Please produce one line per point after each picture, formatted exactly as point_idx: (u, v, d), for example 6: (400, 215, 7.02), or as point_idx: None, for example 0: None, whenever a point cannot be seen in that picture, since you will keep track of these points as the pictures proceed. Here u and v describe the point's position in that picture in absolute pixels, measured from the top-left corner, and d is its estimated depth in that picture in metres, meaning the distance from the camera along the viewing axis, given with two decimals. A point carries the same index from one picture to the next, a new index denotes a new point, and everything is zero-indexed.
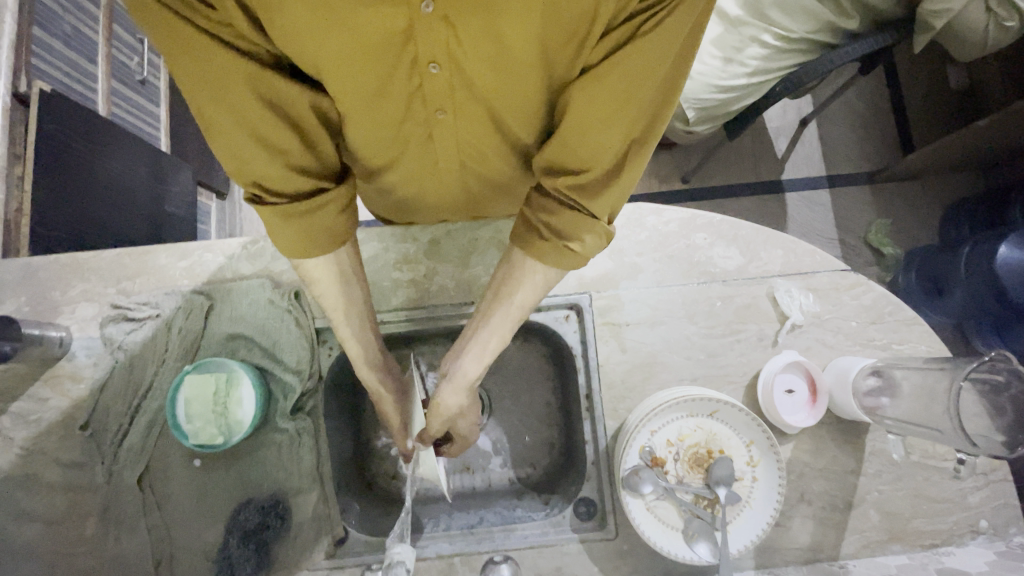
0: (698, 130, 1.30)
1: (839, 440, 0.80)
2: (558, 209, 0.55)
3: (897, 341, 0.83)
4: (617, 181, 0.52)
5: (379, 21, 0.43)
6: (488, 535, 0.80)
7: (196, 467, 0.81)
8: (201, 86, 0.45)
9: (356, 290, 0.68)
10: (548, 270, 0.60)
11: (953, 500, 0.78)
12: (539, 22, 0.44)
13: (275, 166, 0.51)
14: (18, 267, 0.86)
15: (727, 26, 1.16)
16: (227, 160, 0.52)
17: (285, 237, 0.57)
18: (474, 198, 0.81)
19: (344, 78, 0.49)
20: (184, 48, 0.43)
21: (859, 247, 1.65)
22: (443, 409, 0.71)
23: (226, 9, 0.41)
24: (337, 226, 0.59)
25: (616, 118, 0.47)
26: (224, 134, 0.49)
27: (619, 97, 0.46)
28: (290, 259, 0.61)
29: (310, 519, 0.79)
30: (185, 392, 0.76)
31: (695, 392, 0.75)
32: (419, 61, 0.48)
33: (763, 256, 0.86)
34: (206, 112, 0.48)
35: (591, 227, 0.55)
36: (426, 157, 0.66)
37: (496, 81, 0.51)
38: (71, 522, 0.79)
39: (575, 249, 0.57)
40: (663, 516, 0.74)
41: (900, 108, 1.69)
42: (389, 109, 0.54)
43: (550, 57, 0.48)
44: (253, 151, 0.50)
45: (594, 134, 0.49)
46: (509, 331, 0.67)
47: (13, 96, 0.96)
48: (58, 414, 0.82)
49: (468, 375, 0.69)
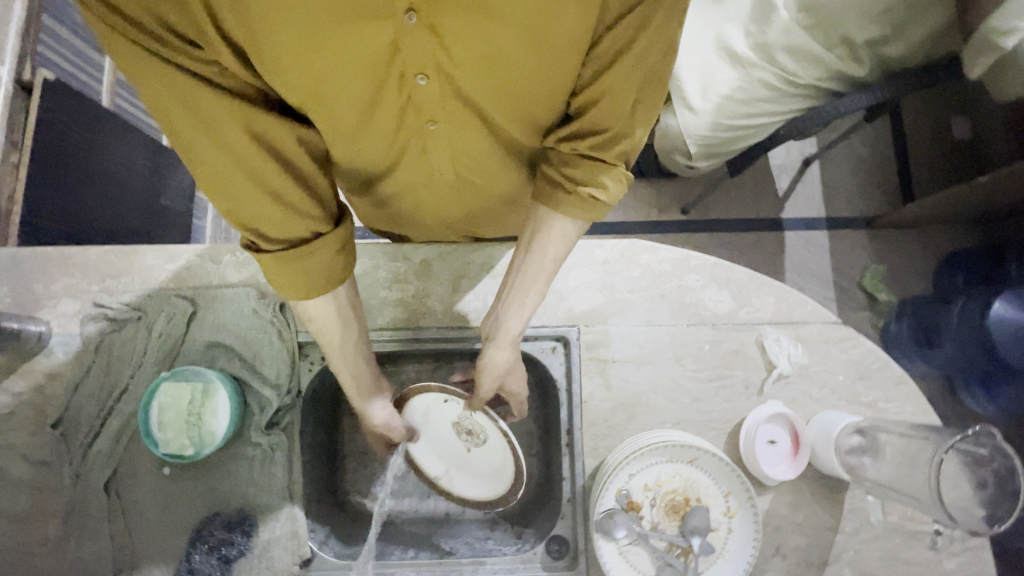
0: (700, 165, 1.32)
1: (818, 495, 0.79)
2: (581, 160, 0.58)
3: (883, 399, 0.83)
4: (630, 128, 0.55)
5: (365, 35, 0.43)
6: (456, 566, 0.78)
7: (165, 476, 0.80)
8: (186, 127, 0.44)
9: (353, 325, 0.66)
10: (574, 222, 0.62)
11: (928, 564, 0.77)
12: (529, 22, 0.45)
13: (274, 210, 0.50)
14: (3, 257, 0.85)
15: (737, 66, 1.15)
16: (223, 203, 0.50)
17: (285, 279, 0.55)
18: (471, 212, 0.80)
19: (333, 96, 0.48)
20: (170, 93, 0.42)
21: (853, 291, 1.65)
22: (490, 367, 0.70)
23: (210, 42, 0.40)
24: (336, 265, 0.57)
25: (624, 75, 0.50)
26: (217, 177, 0.48)
27: (631, 60, 0.49)
28: (292, 301, 0.59)
29: (276, 537, 0.77)
30: (159, 399, 0.76)
31: (678, 438, 0.74)
32: (408, 74, 0.48)
33: (755, 302, 0.86)
34: (197, 155, 0.46)
35: (610, 172, 0.58)
36: (421, 170, 0.66)
37: (489, 88, 0.51)
38: (32, 522, 0.77)
39: (599, 198, 0.59)
40: (635, 562, 0.73)
41: (902, 155, 1.70)
42: (380, 122, 0.54)
43: (546, 58, 0.49)
44: (247, 193, 0.49)
45: (611, 90, 0.51)
46: (545, 283, 0.66)
47: (17, 83, 0.97)
48: (29, 410, 0.80)
49: (512, 330, 0.68)
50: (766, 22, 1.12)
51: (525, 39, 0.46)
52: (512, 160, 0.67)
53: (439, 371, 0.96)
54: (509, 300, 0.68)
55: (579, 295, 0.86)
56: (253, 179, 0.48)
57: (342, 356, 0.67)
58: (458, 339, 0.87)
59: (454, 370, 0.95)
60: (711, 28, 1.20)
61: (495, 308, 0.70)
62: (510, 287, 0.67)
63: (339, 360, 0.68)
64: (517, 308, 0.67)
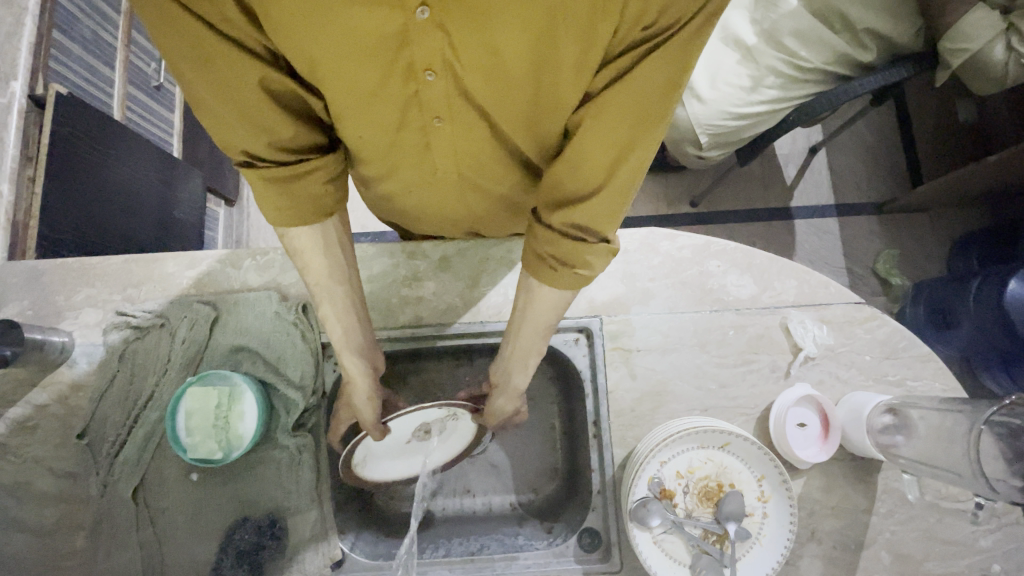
0: (709, 156, 1.30)
1: (851, 477, 0.79)
2: (562, 238, 0.54)
3: (912, 377, 0.82)
4: (618, 206, 0.52)
5: (376, 22, 0.43)
6: (488, 563, 0.78)
7: (192, 482, 0.79)
8: (188, 66, 0.45)
9: (342, 259, 0.66)
10: (559, 291, 0.59)
11: (965, 543, 0.76)
12: (536, 35, 0.44)
13: (262, 136, 0.51)
14: (24, 270, 0.85)
15: (744, 55, 1.17)
16: (217, 131, 0.51)
17: (271, 204, 0.56)
18: (476, 212, 0.79)
19: (340, 79, 0.49)
20: (176, 30, 0.43)
21: (866, 277, 1.64)
22: (500, 413, 0.77)
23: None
24: (324, 195, 0.58)
25: (613, 144, 0.47)
26: (210, 104, 0.48)
27: (619, 126, 0.46)
28: (277, 228, 0.59)
29: (307, 539, 0.77)
30: (186, 404, 0.75)
31: (708, 424, 0.73)
32: (416, 67, 0.48)
33: (777, 285, 0.85)
34: (194, 87, 0.47)
35: (593, 251, 0.54)
36: (426, 166, 0.66)
37: (494, 93, 0.51)
38: (62, 534, 0.76)
39: (583, 273, 0.57)
40: (671, 551, 0.72)
41: (909, 139, 1.70)
42: (385, 115, 0.54)
43: (549, 77, 0.48)
44: (237, 122, 0.49)
45: (598, 156, 0.48)
46: (542, 346, 0.68)
47: (29, 99, 0.96)
48: (54, 421, 0.80)
49: (520, 386, 0.73)
50: (772, 10, 1.14)
51: (533, 49, 0.45)
52: (515, 168, 0.66)
53: (460, 369, 0.95)
54: (514, 362, 0.70)
55: (600, 286, 0.86)
56: (248, 114, 0.49)
57: (329, 298, 0.67)
58: (480, 334, 0.86)
59: (475, 367, 0.95)
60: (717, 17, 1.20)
61: (503, 362, 0.73)
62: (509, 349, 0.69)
63: (330, 308, 0.67)
64: (521, 368, 0.70)
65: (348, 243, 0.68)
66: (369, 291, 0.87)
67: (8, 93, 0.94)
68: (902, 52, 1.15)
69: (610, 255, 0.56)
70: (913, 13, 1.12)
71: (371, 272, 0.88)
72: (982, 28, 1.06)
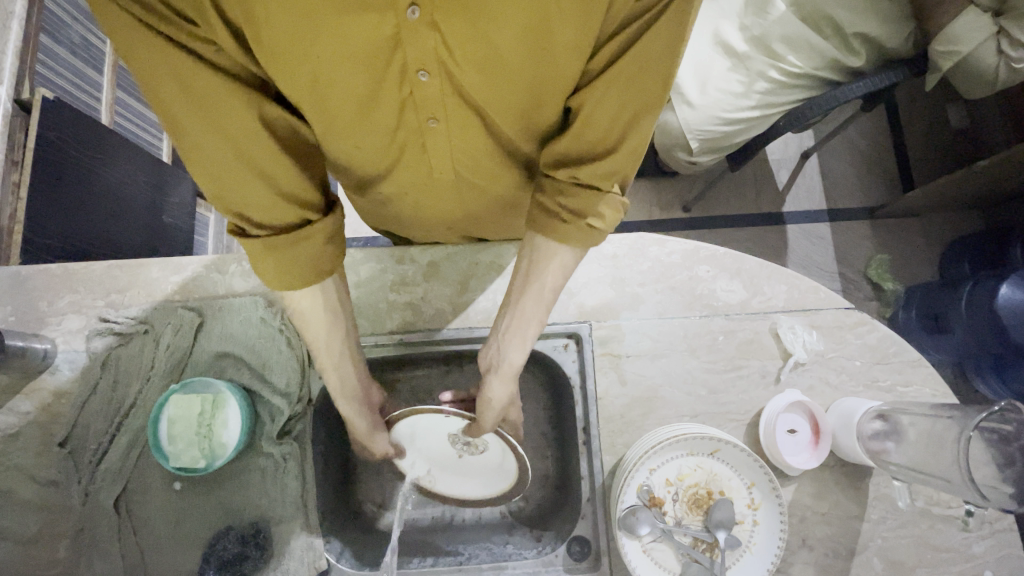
0: (701, 161, 1.29)
1: (842, 483, 0.78)
2: (576, 190, 0.55)
3: (902, 383, 0.82)
4: (631, 157, 0.53)
5: (366, 25, 0.42)
6: (476, 572, 0.76)
7: (175, 491, 0.78)
8: (178, 107, 0.44)
9: (341, 321, 0.65)
10: (571, 250, 0.59)
11: (957, 549, 0.75)
12: (530, 25, 0.44)
13: (261, 191, 0.50)
14: (7, 275, 0.84)
15: (734, 60, 1.18)
16: (211, 187, 0.50)
17: (270, 270, 0.55)
18: (470, 212, 0.79)
19: (332, 85, 0.48)
20: (163, 69, 0.41)
21: (858, 281, 1.64)
22: (489, 406, 0.69)
23: (210, 25, 0.40)
24: (324, 256, 0.56)
25: (623, 96, 0.49)
26: (205, 157, 0.47)
27: (629, 79, 0.47)
28: (277, 291, 0.58)
29: (292, 549, 0.75)
30: (168, 411, 0.74)
31: (697, 430, 0.73)
32: (409, 68, 0.47)
33: (766, 291, 0.85)
34: (185, 134, 0.46)
35: (609, 202, 0.55)
36: (420, 169, 0.65)
37: (490, 86, 0.51)
38: (43, 543, 0.75)
39: (597, 226, 0.56)
40: (660, 559, 0.72)
41: (900, 145, 1.70)
42: (379, 118, 0.53)
43: (547, 64, 0.48)
44: (235, 173, 0.48)
45: (610, 106, 0.49)
46: (545, 314, 0.64)
47: (15, 102, 0.96)
48: (36, 429, 0.79)
49: (515, 365, 0.66)
50: (762, 15, 1.15)
51: (527, 39, 0.46)
52: (512, 161, 0.66)
53: (449, 375, 0.94)
54: (508, 336, 0.65)
55: (589, 291, 0.85)
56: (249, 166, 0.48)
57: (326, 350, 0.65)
58: (468, 340, 0.85)
59: (464, 373, 0.94)
60: (706, 22, 1.21)
61: (496, 341, 0.68)
62: (507, 321, 0.65)
63: (326, 360, 0.66)
64: (518, 342, 0.65)
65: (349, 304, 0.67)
66: (357, 297, 0.86)
67: None
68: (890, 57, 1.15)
69: (624, 207, 0.57)
70: (902, 18, 1.13)
71: (359, 277, 0.87)
72: (970, 32, 1.05)
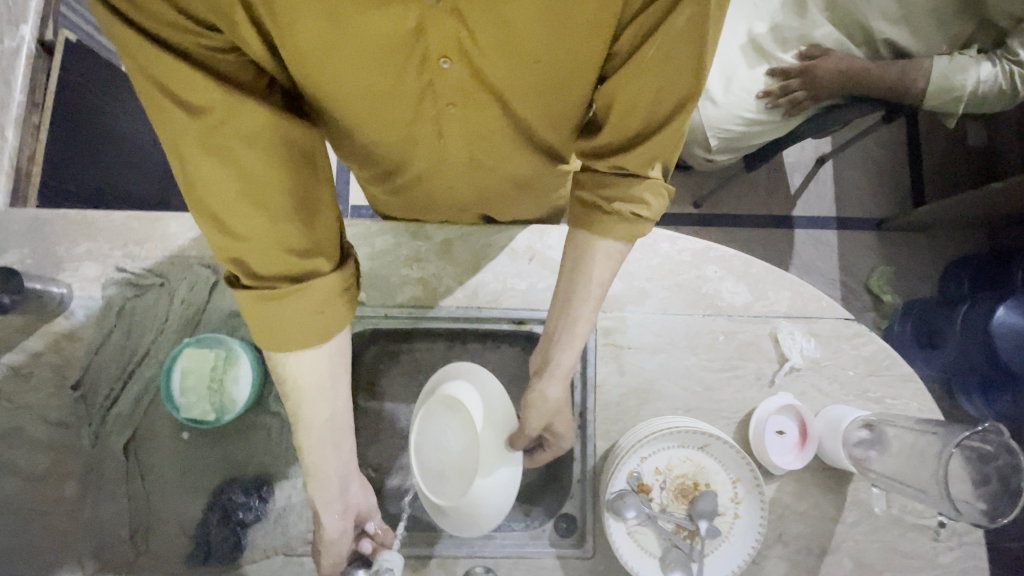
0: (718, 160, 1.27)
1: (822, 485, 0.81)
2: (616, 178, 0.57)
3: (891, 396, 0.84)
4: (671, 144, 0.54)
5: (390, 17, 0.44)
6: (466, 540, 0.80)
7: (183, 441, 0.81)
8: (190, 142, 0.44)
9: (337, 399, 0.62)
10: (622, 242, 0.61)
11: (924, 557, 0.79)
12: (553, 17, 0.46)
13: (268, 233, 0.49)
14: (24, 217, 0.85)
15: (761, 58, 1.17)
16: (215, 232, 0.49)
17: (262, 323, 0.53)
18: (485, 193, 0.80)
19: (352, 74, 0.49)
20: (175, 90, 0.42)
21: (858, 291, 1.66)
22: (541, 402, 0.67)
23: (234, 25, 0.41)
24: (326, 311, 0.55)
25: (657, 80, 0.49)
26: (202, 184, 0.46)
27: (662, 65, 0.48)
28: (264, 339, 0.55)
29: (292, 505, 0.78)
30: (182, 363, 0.76)
31: (690, 425, 0.75)
32: (430, 56, 0.49)
33: (770, 296, 0.87)
34: (196, 173, 0.46)
35: (652, 188, 0.57)
36: (437, 154, 0.67)
37: (514, 72, 0.52)
38: (51, 481, 0.78)
39: (642, 215, 0.58)
40: (643, 542, 0.75)
41: (917, 158, 1.70)
42: (399, 104, 0.55)
43: (574, 49, 0.49)
44: (244, 213, 0.48)
45: (646, 96, 0.50)
46: (610, 275, 0.63)
47: (39, 44, 0.97)
48: (50, 371, 0.81)
49: (563, 364, 0.66)
50: (797, 17, 1.15)
51: (552, 27, 0.47)
52: (530, 146, 0.67)
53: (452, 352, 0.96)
54: (560, 333, 0.66)
55: None
56: (253, 203, 0.48)
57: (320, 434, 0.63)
58: (475, 320, 0.87)
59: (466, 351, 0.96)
60: (741, 20, 1.19)
61: (545, 342, 0.68)
62: (565, 280, 0.65)
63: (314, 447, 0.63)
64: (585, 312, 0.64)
65: (349, 383, 0.63)
66: (370, 268, 0.88)
67: (17, 37, 0.94)
68: (939, 79, 1.09)
69: (668, 194, 0.58)
70: (933, 33, 1.14)
71: (373, 249, 0.88)
72: None
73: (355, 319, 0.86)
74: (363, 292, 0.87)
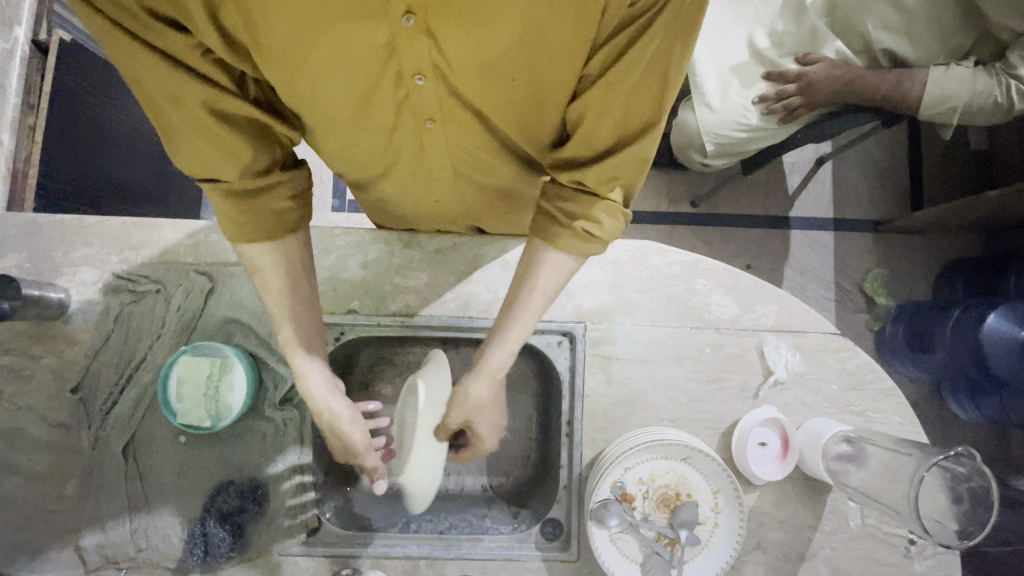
0: (712, 165, 1.26)
1: (802, 495, 0.84)
2: (574, 196, 0.58)
3: (873, 409, 0.86)
4: (629, 168, 0.55)
5: (363, 31, 0.44)
6: (455, 542, 0.83)
7: (180, 444, 0.83)
8: (160, 101, 0.48)
9: (305, 283, 0.66)
10: (573, 257, 0.62)
11: (898, 565, 0.82)
12: (522, 37, 0.46)
13: (228, 163, 0.53)
14: (21, 222, 0.86)
15: (757, 59, 1.16)
16: (185, 159, 0.54)
17: (232, 222, 0.58)
18: (472, 206, 0.81)
19: (328, 83, 0.50)
20: (141, 69, 0.45)
21: (852, 293, 1.67)
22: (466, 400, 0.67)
23: (197, 26, 0.43)
24: (287, 213, 0.60)
25: (619, 105, 0.49)
26: (183, 141, 0.51)
27: (625, 94, 0.48)
28: (237, 244, 0.60)
29: (286, 506, 0.81)
30: (178, 371, 0.78)
31: (673, 438, 0.77)
32: (405, 72, 0.49)
33: (757, 309, 0.88)
34: (167, 124, 0.50)
35: (607, 208, 0.58)
36: (419, 166, 0.67)
37: (488, 91, 0.52)
38: (52, 480, 0.81)
39: (594, 234, 0.59)
40: (625, 548, 0.78)
41: (916, 160, 1.69)
42: (377, 117, 0.55)
43: (551, 71, 0.50)
44: (206, 150, 0.52)
45: (609, 118, 0.51)
46: (556, 284, 0.63)
47: (33, 44, 0.97)
48: (49, 374, 0.83)
49: (493, 363, 0.65)
50: (796, 22, 1.15)
51: (522, 48, 0.47)
52: (512, 162, 0.67)
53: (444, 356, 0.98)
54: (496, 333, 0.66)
55: (588, 293, 0.88)
56: (215, 143, 0.51)
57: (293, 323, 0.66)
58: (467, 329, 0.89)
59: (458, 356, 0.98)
60: (741, 25, 1.18)
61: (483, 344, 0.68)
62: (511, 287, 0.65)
63: (292, 331, 0.66)
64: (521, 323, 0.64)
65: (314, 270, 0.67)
66: (363, 276, 0.89)
67: (10, 39, 0.95)
68: (935, 92, 1.08)
69: (622, 218, 0.59)
70: (936, 41, 1.13)
71: (367, 257, 0.89)
72: None
73: (349, 327, 0.87)
74: (357, 300, 0.88)
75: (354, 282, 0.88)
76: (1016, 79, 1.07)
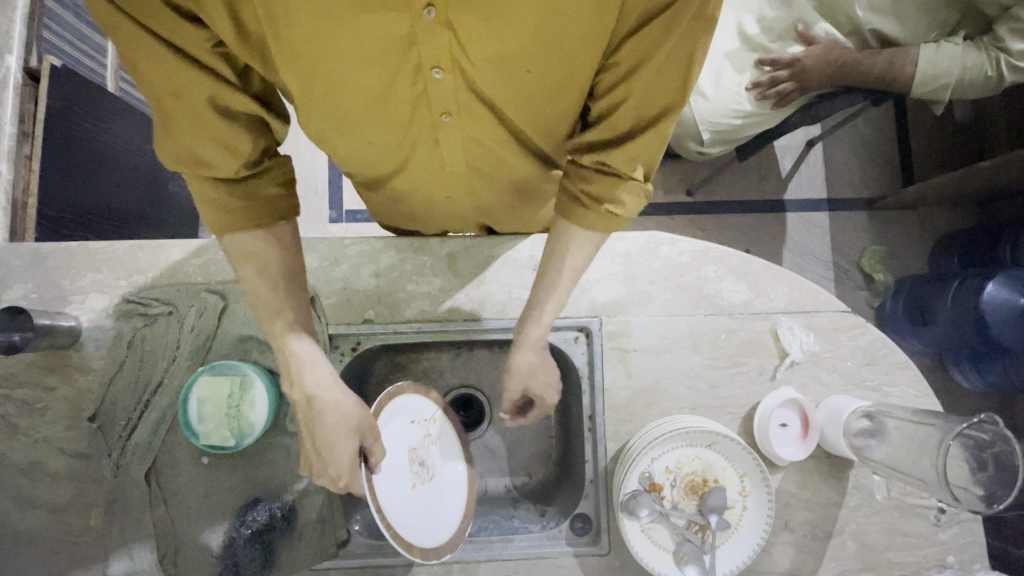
0: (710, 152, 1.27)
1: (825, 473, 0.85)
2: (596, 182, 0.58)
3: (888, 383, 0.87)
4: (650, 151, 0.55)
5: (385, 23, 0.44)
6: (485, 544, 0.82)
7: (203, 465, 0.82)
8: (167, 95, 0.49)
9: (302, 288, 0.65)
10: (596, 235, 0.63)
11: (923, 535, 0.83)
12: (540, 27, 0.46)
13: (223, 154, 0.53)
14: (26, 252, 0.85)
15: (746, 45, 1.18)
16: (178, 154, 0.53)
17: (223, 213, 0.57)
18: (483, 202, 0.81)
19: (346, 76, 0.50)
20: (150, 59, 0.46)
21: (851, 271, 1.69)
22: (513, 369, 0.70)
23: (211, 17, 0.44)
24: (276, 202, 0.60)
25: (641, 89, 0.50)
26: (179, 135, 0.51)
27: (646, 79, 0.49)
28: (222, 235, 0.59)
29: (314, 521, 0.80)
30: (198, 392, 0.77)
31: (697, 425, 0.78)
32: (425, 66, 0.49)
33: (769, 292, 0.89)
34: (171, 119, 0.51)
35: (629, 189, 0.58)
36: (434, 162, 0.67)
37: (506, 84, 0.52)
38: (76, 511, 0.80)
39: (616, 213, 0.59)
40: (657, 538, 0.78)
41: (904, 137, 1.72)
42: (395, 112, 0.55)
43: (568, 62, 0.50)
44: (203, 141, 0.52)
45: (630, 101, 0.51)
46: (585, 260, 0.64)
47: (26, 73, 0.95)
48: (64, 404, 0.82)
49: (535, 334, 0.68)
50: (786, 8, 1.15)
51: (540, 38, 0.47)
52: (526, 156, 0.67)
53: (460, 359, 0.98)
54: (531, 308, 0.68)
55: (601, 287, 0.88)
56: (212, 135, 0.51)
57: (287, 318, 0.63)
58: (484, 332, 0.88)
59: (474, 357, 0.98)
60: (731, 13, 1.19)
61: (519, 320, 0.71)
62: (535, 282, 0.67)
63: (282, 325, 0.63)
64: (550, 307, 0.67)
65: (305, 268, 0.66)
66: (377, 285, 0.89)
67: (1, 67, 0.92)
68: (926, 70, 1.10)
69: (644, 196, 0.59)
70: (923, 19, 1.14)
71: (379, 265, 0.89)
72: None
73: (365, 336, 0.87)
74: (372, 309, 0.88)
75: (367, 292, 0.88)
76: (1006, 53, 1.09)
